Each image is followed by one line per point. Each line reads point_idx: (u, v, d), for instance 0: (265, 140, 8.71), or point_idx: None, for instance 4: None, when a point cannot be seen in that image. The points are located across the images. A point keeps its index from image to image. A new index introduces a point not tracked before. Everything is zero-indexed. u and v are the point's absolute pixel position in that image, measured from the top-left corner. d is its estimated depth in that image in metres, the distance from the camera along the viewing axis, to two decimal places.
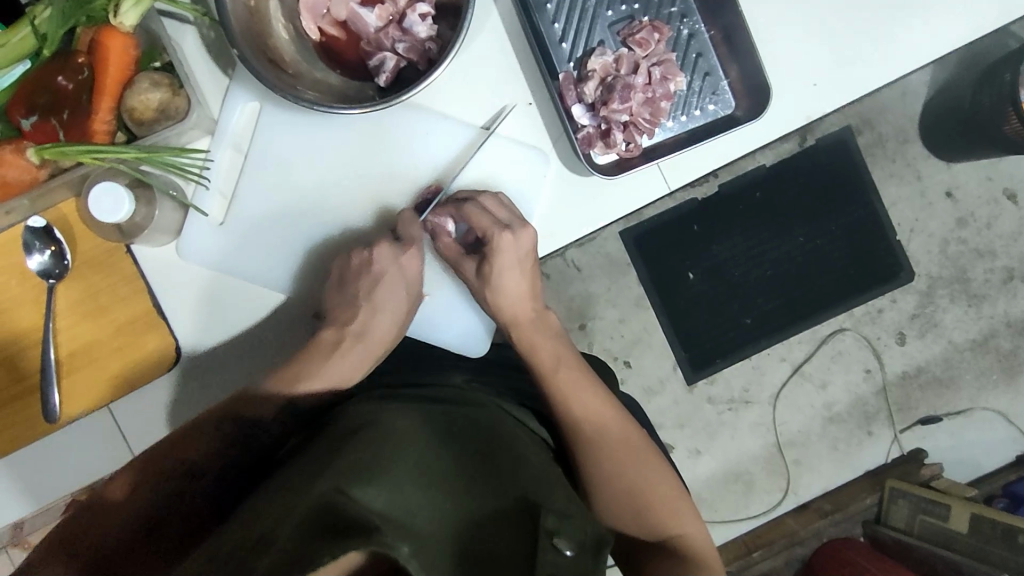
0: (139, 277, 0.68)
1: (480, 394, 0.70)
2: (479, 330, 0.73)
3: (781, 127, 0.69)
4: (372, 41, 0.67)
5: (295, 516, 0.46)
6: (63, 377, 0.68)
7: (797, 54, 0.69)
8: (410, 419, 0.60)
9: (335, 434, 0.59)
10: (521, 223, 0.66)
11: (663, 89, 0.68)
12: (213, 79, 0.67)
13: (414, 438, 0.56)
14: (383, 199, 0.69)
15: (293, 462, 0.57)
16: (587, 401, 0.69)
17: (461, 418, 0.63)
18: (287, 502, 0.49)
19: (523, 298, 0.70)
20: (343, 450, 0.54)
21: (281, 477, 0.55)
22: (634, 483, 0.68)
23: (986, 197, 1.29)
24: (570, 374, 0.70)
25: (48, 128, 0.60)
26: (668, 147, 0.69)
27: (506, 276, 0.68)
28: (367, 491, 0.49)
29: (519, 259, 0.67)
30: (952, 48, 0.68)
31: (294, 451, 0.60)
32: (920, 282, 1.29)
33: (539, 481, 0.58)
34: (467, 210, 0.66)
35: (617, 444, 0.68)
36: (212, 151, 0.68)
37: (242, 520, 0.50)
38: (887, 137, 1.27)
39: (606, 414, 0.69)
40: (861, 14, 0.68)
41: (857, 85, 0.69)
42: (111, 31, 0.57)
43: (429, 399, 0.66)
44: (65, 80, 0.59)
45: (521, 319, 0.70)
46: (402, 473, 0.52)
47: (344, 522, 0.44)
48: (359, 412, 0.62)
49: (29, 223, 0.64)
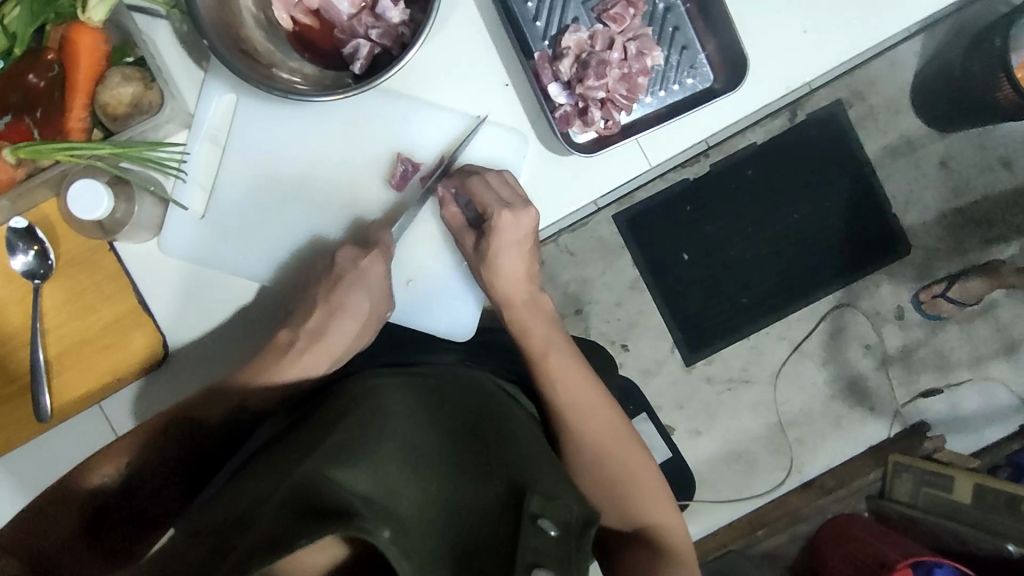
0: (123, 274, 0.68)
1: (475, 378, 0.69)
2: (467, 314, 0.72)
3: (760, 97, 0.69)
4: (345, 29, 0.66)
5: (278, 499, 0.46)
6: (54, 377, 0.68)
7: (775, 22, 0.68)
8: (400, 402, 0.60)
9: (323, 418, 0.59)
10: (521, 204, 0.65)
11: (640, 64, 0.67)
12: (188, 73, 0.67)
13: (398, 422, 0.56)
14: (356, 180, 0.69)
15: (283, 448, 0.57)
16: (575, 391, 0.69)
17: (453, 399, 0.63)
18: (273, 487, 0.49)
19: (519, 281, 0.70)
20: (330, 435, 0.54)
21: (270, 462, 0.55)
22: (615, 475, 0.67)
23: (981, 165, 1.28)
24: (562, 358, 0.70)
25: (22, 128, 0.59)
26: (648, 123, 0.68)
27: (504, 256, 0.67)
28: (350, 474, 0.48)
29: (519, 238, 0.67)
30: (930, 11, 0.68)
31: (285, 434, 0.60)
32: (917, 254, 1.29)
33: (527, 461, 0.57)
34: (471, 184, 0.66)
35: (603, 433, 0.68)
36: (190, 144, 0.68)
37: (231, 504, 0.51)
38: (878, 108, 1.26)
39: (596, 405, 0.69)
40: None
41: (837, 51, 0.68)
42: (80, 27, 0.57)
43: (418, 378, 0.66)
44: (36, 77, 0.58)
45: (515, 299, 0.70)
46: (386, 456, 0.51)
47: (323, 502, 0.44)
48: (349, 395, 0.62)
49: (10, 224, 0.64)
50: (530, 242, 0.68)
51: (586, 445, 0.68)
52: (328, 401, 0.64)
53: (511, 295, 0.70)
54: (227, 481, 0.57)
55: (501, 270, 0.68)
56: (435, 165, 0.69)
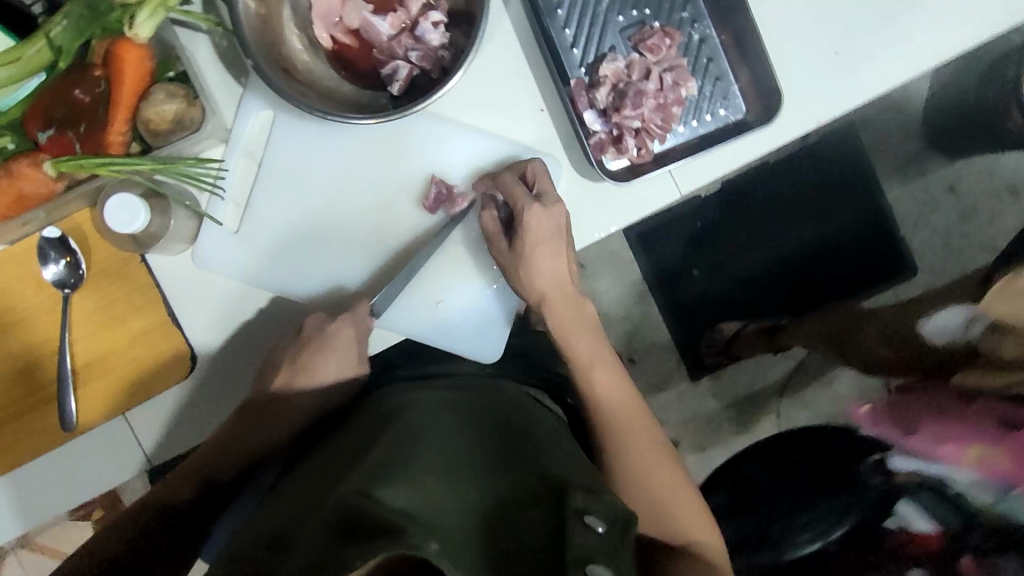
0: (154, 287, 0.68)
1: (510, 391, 0.71)
2: (498, 330, 0.72)
3: (789, 130, 0.70)
4: (384, 49, 0.67)
5: (322, 523, 0.46)
6: (79, 387, 0.68)
7: (805, 58, 0.70)
8: (431, 420, 0.60)
9: (352, 443, 0.59)
10: (553, 199, 0.65)
11: (675, 94, 0.68)
12: (227, 88, 0.67)
13: (429, 438, 0.57)
14: (390, 201, 0.69)
15: (317, 473, 0.57)
16: (614, 397, 0.70)
17: (484, 415, 0.63)
18: (313, 513, 0.49)
19: (559, 279, 0.69)
20: (363, 461, 0.54)
21: (305, 488, 0.55)
22: (657, 483, 0.68)
23: (989, 191, 1.29)
24: (605, 370, 0.71)
25: (64, 141, 0.59)
26: (680, 152, 0.69)
27: (540, 252, 0.66)
28: (389, 493, 0.48)
29: (552, 232, 0.66)
30: (956, 51, 0.70)
31: (316, 460, 0.60)
32: (924, 278, 1.29)
33: (561, 466, 0.57)
34: (503, 179, 0.66)
35: (642, 439, 0.69)
36: (226, 158, 0.68)
37: (272, 531, 0.51)
38: (890, 132, 1.26)
39: (637, 415, 0.70)
40: (868, 20, 0.69)
41: (864, 89, 0.70)
42: (126, 43, 0.57)
43: (449, 396, 0.66)
44: (82, 92, 0.58)
45: (552, 297, 0.69)
46: (423, 473, 0.51)
47: (364, 522, 0.43)
48: (381, 416, 0.63)
49: (44, 233, 0.65)
50: (564, 238, 0.67)
51: (629, 452, 0.68)
52: (361, 421, 0.64)
53: (554, 303, 0.69)
54: (264, 510, 0.57)
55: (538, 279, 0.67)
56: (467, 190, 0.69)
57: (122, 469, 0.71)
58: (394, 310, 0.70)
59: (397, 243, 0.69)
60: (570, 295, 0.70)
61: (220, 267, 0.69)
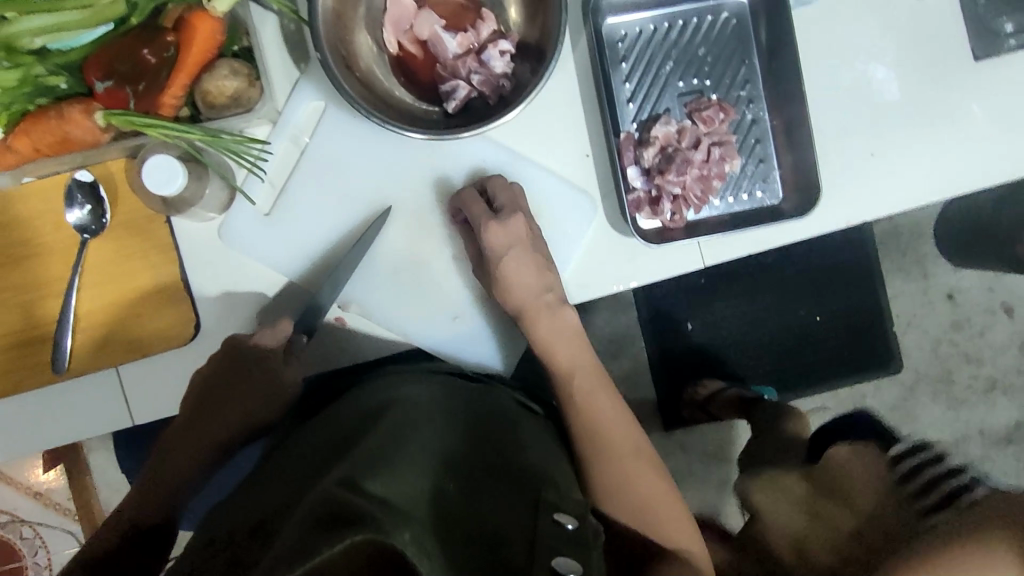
0: (173, 249, 0.68)
1: (502, 399, 0.69)
2: (515, 348, 0.74)
3: (819, 223, 0.72)
4: (448, 66, 0.67)
5: (301, 508, 0.45)
6: (76, 333, 0.68)
7: (845, 156, 0.72)
8: (417, 415, 0.60)
9: (339, 440, 0.59)
10: (511, 210, 0.66)
11: (718, 168, 0.70)
12: (285, 71, 0.68)
13: (413, 438, 0.56)
14: (427, 209, 0.69)
15: (301, 468, 0.56)
16: (604, 409, 0.70)
17: (465, 415, 0.63)
18: (294, 505, 0.48)
19: (533, 292, 0.67)
20: (347, 454, 0.54)
21: (288, 483, 0.54)
22: (647, 495, 0.68)
23: (985, 306, 1.29)
24: (587, 381, 0.71)
25: (120, 96, 0.59)
26: (712, 226, 0.71)
27: (517, 270, 0.66)
28: (372, 484, 0.47)
29: (517, 244, 0.66)
30: (983, 183, 0.73)
31: (300, 455, 0.60)
32: (907, 375, 1.29)
33: (535, 475, 0.58)
34: (464, 195, 0.67)
35: (628, 454, 0.69)
36: (272, 140, 0.68)
37: (254, 521, 0.50)
38: (903, 230, 1.25)
39: (622, 428, 0.70)
40: (907, 135, 0.72)
41: (895, 199, 0.72)
42: (204, 15, 0.57)
43: (434, 392, 0.66)
44: (149, 53, 0.58)
45: (529, 310, 0.67)
46: (404, 465, 0.51)
47: (344, 509, 0.42)
48: (367, 404, 0.63)
49: (77, 175, 0.66)
50: (528, 250, 0.66)
51: (613, 465, 0.68)
52: (350, 408, 0.64)
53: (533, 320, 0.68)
54: (245, 499, 0.56)
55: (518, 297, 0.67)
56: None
57: (103, 421, 0.71)
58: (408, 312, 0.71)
59: (416, 249, 0.70)
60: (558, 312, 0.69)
61: (250, 242, 0.69)
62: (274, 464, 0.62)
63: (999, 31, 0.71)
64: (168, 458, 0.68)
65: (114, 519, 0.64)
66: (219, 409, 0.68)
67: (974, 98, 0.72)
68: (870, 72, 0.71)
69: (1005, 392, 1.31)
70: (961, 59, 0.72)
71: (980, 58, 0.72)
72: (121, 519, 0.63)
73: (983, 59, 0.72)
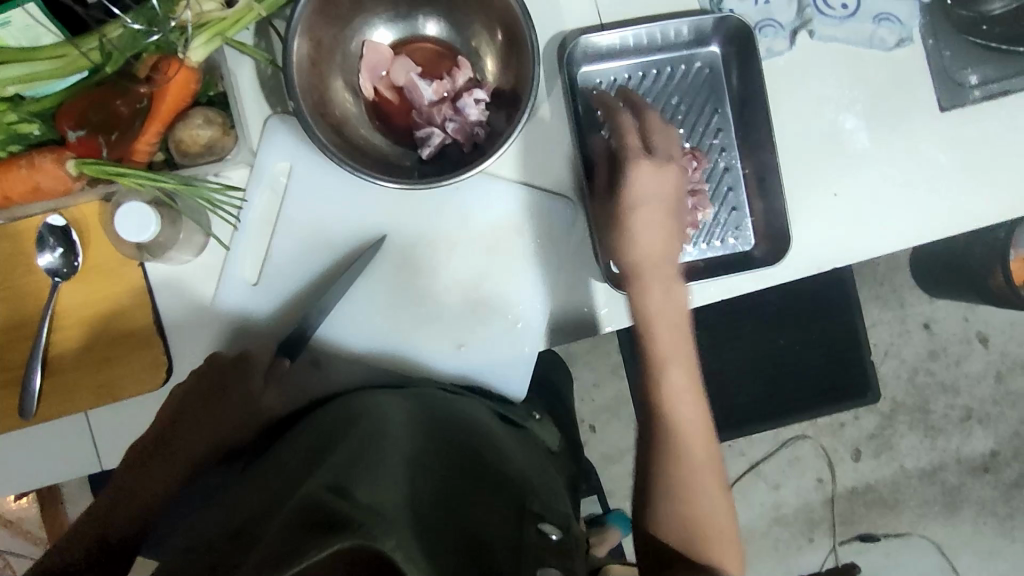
0: (146, 293, 0.68)
1: (483, 406, 0.68)
2: (511, 385, 0.72)
3: (790, 268, 0.73)
4: (423, 113, 0.68)
5: (283, 515, 0.45)
6: (47, 376, 0.68)
7: (815, 202, 0.73)
8: (398, 419, 0.60)
9: (320, 439, 0.58)
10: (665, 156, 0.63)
11: (691, 217, 0.71)
12: (257, 112, 0.68)
13: (396, 442, 0.56)
14: (409, 245, 0.70)
15: (282, 468, 0.55)
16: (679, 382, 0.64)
17: (446, 416, 0.63)
18: (280, 508, 0.48)
19: (657, 239, 0.64)
20: (331, 455, 0.53)
21: (271, 484, 0.53)
22: (697, 488, 0.63)
23: (960, 335, 1.30)
24: (680, 350, 0.65)
25: (93, 145, 0.59)
26: (685, 271, 0.72)
27: (643, 211, 0.63)
28: (357, 488, 0.47)
29: (662, 195, 0.63)
30: (948, 228, 0.74)
31: (282, 454, 0.58)
32: (884, 404, 1.30)
33: (517, 478, 0.58)
34: (623, 121, 0.65)
35: (697, 439, 0.64)
36: (250, 186, 0.68)
37: (236, 521, 0.49)
38: (880, 260, 1.27)
39: (695, 412, 0.64)
40: (875, 181, 0.73)
41: (864, 245, 0.73)
42: (177, 64, 0.58)
43: (416, 399, 0.65)
44: (122, 104, 0.59)
45: (651, 258, 0.64)
46: (387, 467, 0.51)
47: (330, 516, 0.42)
48: (348, 409, 0.63)
49: (49, 220, 0.65)
50: (676, 203, 0.64)
51: (676, 443, 0.63)
52: (329, 411, 0.64)
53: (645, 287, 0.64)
54: (225, 500, 0.55)
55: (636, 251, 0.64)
56: (496, 249, 0.70)
57: (72, 467, 0.70)
58: (394, 343, 0.71)
59: (401, 280, 0.70)
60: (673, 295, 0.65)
61: (231, 273, 0.69)
62: (256, 467, 0.59)
63: (963, 83, 0.73)
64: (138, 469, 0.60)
65: (79, 537, 0.54)
66: (197, 427, 0.63)
67: (939, 146, 0.73)
68: (840, 121, 0.73)
69: (981, 422, 1.32)
70: (927, 109, 0.73)
71: (947, 107, 0.73)
72: (88, 537, 0.54)
73: (948, 109, 0.73)
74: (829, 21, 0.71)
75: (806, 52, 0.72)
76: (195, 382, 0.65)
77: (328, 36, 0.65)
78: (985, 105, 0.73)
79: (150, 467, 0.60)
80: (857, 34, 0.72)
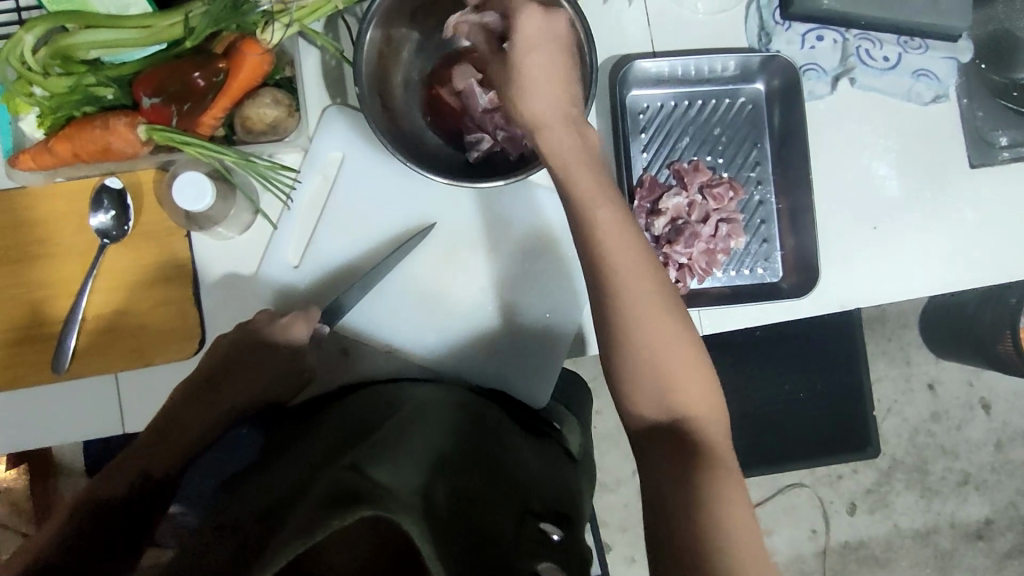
0: (189, 263, 0.70)
1: (506, 413, 0.68)
2: (534, 388, 0.73)
3: (814, 305, 0.74)
4: (476, 118, 0.69)
5: (314, 488, 0.46)
6: (81, 334, 0.69)
7: (843, 245, 0.75)
8: (430, 413, 0.61)
9: (350, 426, 0.59)
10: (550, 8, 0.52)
11: (724, 244, 0.73)
12: (318, 100, 0.71)
13: (421, 433, 0.57)
14: (452, 242, 0.72)
15: (309, 451, 0.57)
16: (637, 293, 0.52)
17: (471, 415, 0.64)
18: (307, 485, 0.49)
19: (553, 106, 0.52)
20: (360, 441, 0.55)
21: (298, 464, 0.54)
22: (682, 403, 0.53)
23: (964, 400, 1.31)
24: (637, 260, 0.52)
25: (165, 113, 0.61)
26: (712, 297, 0.73)
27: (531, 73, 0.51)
28: (378, 467, 0.48)
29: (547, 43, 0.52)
30: (966, 283, 0.76)
31: (307, 442, 0.59)
32: (883, 461, 1.30)
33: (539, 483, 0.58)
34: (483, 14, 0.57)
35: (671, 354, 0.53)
36: (302, 171, 0.70)
37: (264, 501, 0.50)
38: (889, 316, 1.29)
39: (660, 318, 0.52)
40: (901, 230, 0.75)
41: (885, 290, 0.75)
42: (253, 43, 0.60)
43: (445, 396, 0.66)
44: (200, 77, 0.61)
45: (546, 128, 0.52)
46: (413, 456, 0.52)
47: (353, 488, 0.44)
48: (383, 400, 0.64)
49: (107, 182, 0.68)
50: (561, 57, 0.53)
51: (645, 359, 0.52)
52: (361, 399, 0.65)
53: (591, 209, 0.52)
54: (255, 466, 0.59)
55: (575, 181, 0.52)
56: (533, 252, 0.72)
57: (95, 426, 0.70)
58: (423, 338, 0.72)
59: (438, 272, 0.72)
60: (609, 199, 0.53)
61: (277, 256, 0.70)
62: (286, 450, 0.60)
63: (994, 143, 0.76)
64: (162, 439, 0.63)
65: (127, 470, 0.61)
66: (238, 379, 0.66)
67: (965, 202, 0.76)
68: (873, 167, 0.75)
69: (978, 488, 1.31)
70: (956, 165, 0.76)
71: (975, 165, 0.76)
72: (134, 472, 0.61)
73: (978, 166, 0.76)
74: (870, 72, 0.74)
75: (845, 97, 0.75)
76: (239, 337, 0.67)
77: (398, 34, 0.68)
78: (1011, 168, 0.76)
79: (193, 413, 0.65)
80: (895, 87, 0.74)
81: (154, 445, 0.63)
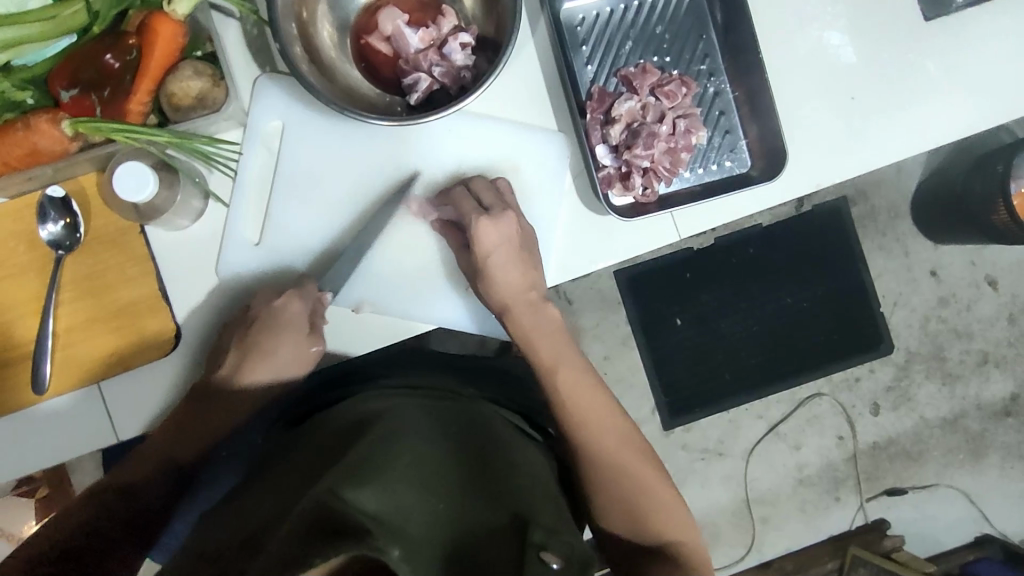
0: (149, 258, 0.68)
1: (486, 412, 0.67)
2: None
3: (789, 188, 0.73)
4: (409, 60, 0.67)
5: (293, 515, 0.45)
6: (55, 351, 0.68)
7: (807, 123, 0.73)
8: (414, 419, 0.60)
9: (331, 441, 0.58)
10: (501, 210, 0.65)
11: (685, 141, 0.71)
12: (247, 70, 0.68)
13: (407, 441, 0.56)
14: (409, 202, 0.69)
15: (290, 474, 0.55)
16: (586, 401, 0.67)
17: (454, 419, 0.62)
18: (285, 509, 0.48)
19: (517, 290, 0.66)
20: (343, 456, 0.54)
21: (278, 488, 0.53)
22: (635, 481, 0.67)
23: (969, 279, 1.28)
24: (569, 372, 0.68)
25: (85, 103, 0.61)
26: (683, 198, 0.72)
27: (497, 266, 0.65)
28: (360, 492, 0.47)
29: (506, 241, 0.65)
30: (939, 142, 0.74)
31: (287, 463, 0.58)
32: (898, 355, 1.26)
33: (529, 492, 0.56)
34: (454, 194, 0.67)
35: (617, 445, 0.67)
36: (245, 147, 0.68)
37: (244, 529, 0.49)
38: (880, 210, 1.23)
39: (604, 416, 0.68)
40: (864, 98, 0.73)
41: (859, 159, 0.73)
42: (163, 16, 0.59)
43: (420, 402, 0.65)
44: (113, 58, 0.60)
45: (512, 305, 0.66)
46: (399, 476, 0.51)
47: (336, 522, 0.43)
48: (366, 408, 0.63)
49: (48, 191, 0.66)
50: (515, 246, 0.66)
51: (597, 453, 0.66)
52: (342, 412, 0.64)
53: (557, 372, 0.67)
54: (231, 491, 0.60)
55: (540, 353, 0.67)
56: None
57: (89, 441, 0.69)
58: (401, 298, 0.70)
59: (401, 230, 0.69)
60: (568, 365, 0.68)
61: (235, 240, 0.69)
62: (265, 472, 0.59)
63: None
64: (147, 459, 0.67)
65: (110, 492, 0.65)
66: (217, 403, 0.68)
67: (926, 57, 0.73)
68: (823, 39, 0.73)
69: (998, 365, 1.29)
70: (910, 21, 0.73)
71: (931, 17, 0.73)
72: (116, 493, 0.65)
73: (932, 18, 0.73)
74: None
75: None
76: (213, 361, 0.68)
77: None
78: (967, 14, 0.73)
79: (178, 436, 0.67)
80: None
81: (139, 466, 0.66)
